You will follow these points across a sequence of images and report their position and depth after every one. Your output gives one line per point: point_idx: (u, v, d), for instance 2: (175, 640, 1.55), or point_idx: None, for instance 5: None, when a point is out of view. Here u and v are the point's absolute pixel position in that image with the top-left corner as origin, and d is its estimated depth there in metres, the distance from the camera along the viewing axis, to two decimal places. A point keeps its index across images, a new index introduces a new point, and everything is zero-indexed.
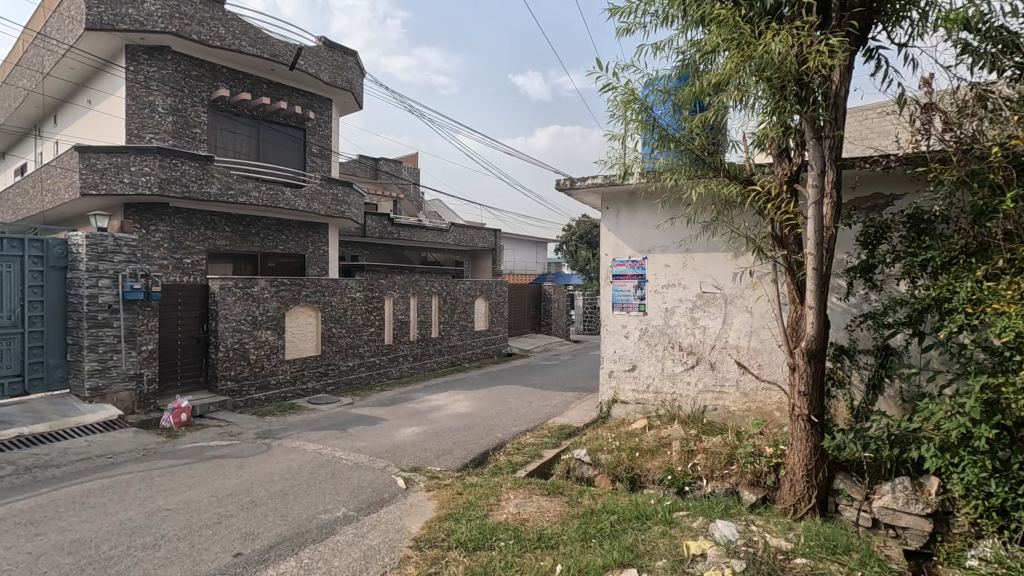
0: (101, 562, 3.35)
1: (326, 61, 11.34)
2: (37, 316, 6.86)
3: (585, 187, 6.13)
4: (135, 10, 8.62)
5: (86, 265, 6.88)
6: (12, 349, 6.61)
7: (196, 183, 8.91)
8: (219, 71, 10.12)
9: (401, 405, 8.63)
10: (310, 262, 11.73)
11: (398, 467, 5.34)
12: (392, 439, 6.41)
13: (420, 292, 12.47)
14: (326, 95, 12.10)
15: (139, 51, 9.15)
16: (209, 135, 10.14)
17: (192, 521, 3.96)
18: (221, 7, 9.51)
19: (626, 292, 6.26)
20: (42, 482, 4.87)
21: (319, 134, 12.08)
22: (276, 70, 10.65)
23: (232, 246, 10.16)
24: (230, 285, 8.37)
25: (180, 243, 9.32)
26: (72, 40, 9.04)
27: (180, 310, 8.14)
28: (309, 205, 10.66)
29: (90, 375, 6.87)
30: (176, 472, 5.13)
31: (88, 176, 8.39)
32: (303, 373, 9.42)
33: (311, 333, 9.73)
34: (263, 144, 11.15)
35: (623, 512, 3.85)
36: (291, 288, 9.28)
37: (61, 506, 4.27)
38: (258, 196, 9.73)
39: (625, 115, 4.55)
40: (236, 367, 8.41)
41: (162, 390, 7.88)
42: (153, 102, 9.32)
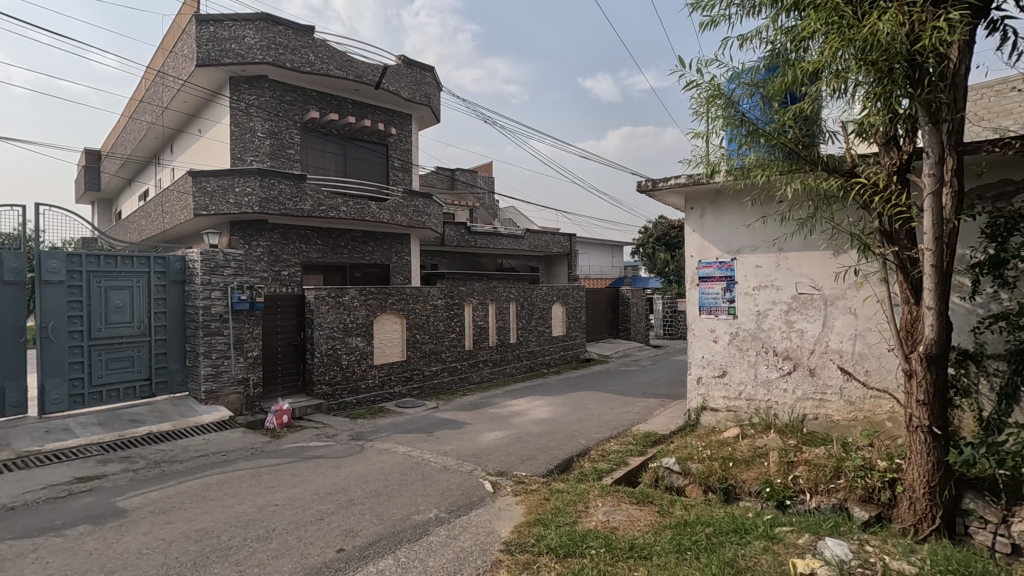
0: (222, 550, 3.65)
1: (406, 78, 11.80)
2: (161, 325, 7.62)
3: (668, 187, 5.97)
4: (238, 45, 9.46)
5: (201, 279, 7.61)
6: (141, 355, 7.40)
7: (292, 201, 9.58)
8: (309, 94, 10.84)
9: (484, 410, 8.77)
10: (393, 271, 12.20)
11: (485, 470, 5.44)
12: (477, 443, 6.53)
13: (499, 298, 12.66)
14: (406, 111, 12.60)
15: (241, 82, 10.02)
16: (302, 155, 10.88)
17: (298, 516, 4.23)
18: (311, 35, 10.17)
19: (713, 295, 6.02)
20: (169, 475, 5.40)
21: (401, 148, 12.57)
22: (360, 90, 11.23)
23: (324, 258, 10.79)
24: (324, 295, 8.90)
25: (278, 257, 10.05)
26: (185, 75, 10.04)
27: (281, 318, 8.74)
28: (393, 217, 11.14)
29: (205, 378, 7.58)
30: (281, 470, 5.50)
31: (201, 198, 9.24)
32: (390, 378, 9.84)
33: (397, 339, 10.13)
34: (350, 160, 11.78)
35: (719, 525, 3.69)
36: (378, 297, 9.73)
37: (186, 498, 4.71)
38: (346, 210, 10.29)
39: (709, 113, 4.40)
40: (330, 372, 8.90)
41: (266, 393, 8.50)
42: (254, 127, 10.15)
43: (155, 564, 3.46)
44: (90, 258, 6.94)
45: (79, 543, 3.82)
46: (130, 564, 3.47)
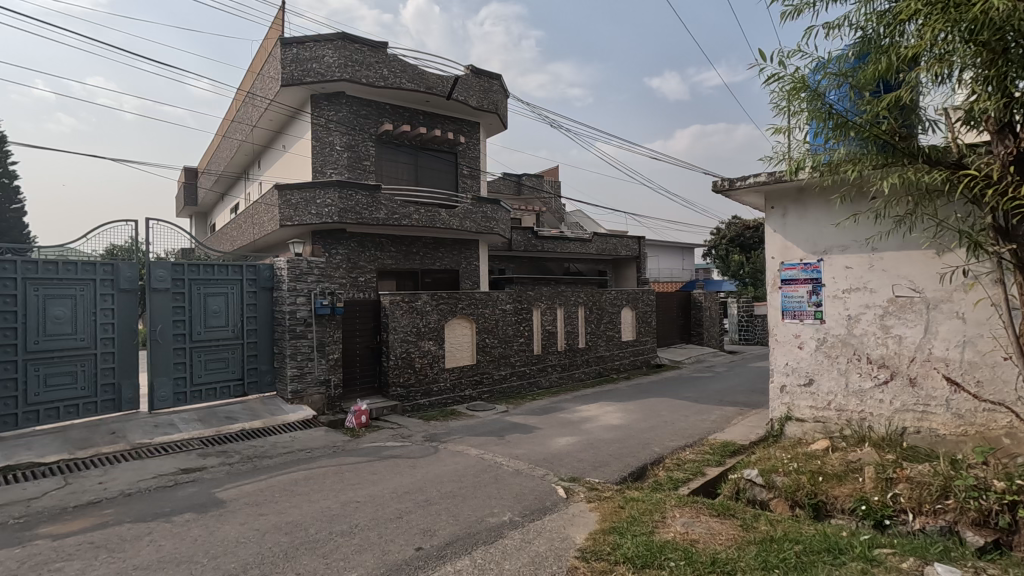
0: (310, 543, 3.85)
1: (475, 87, 12.02)
2: (252, 329, 8.18)
3: (746, 186, 5.73)
4: (318, 64, 10.04)
5: (288, 285, 8.12)
6: (236, 357, 7.98)
7: (368, 210, 10.01)
8: (383, 108, 11.30)
9: (553, 415, 8.74)
10: (463, 276, 12.44)
11: (557, 476, 5.42)
12: (548, 448, 6.52)
13: (567, 303, 12.60)
14: (474, 119, 12.83)
15: (321, 99, 10.61)
16: (377, 166, 11.35)
17: (379, 513, 4.39)
18: (384, 51, 10.60)
19: (797, 299, 5.71)
20: (261, 470, 5.78)
21: (469, 156, 12.82)
22: (431, 101, 11.56)
23: (397, 264, 11.18)
24: (398, 300, 9.21)
25: (355, 264, 10.53)
26: (272, 96, 10.75)
27: (358, 323, 9.14)
28: (462, 223, 11.38)
29: (291, 379, 8.06)
30: (361, 469, 5.74)
31: (286, 210, 9.84)
32: (461, 381, 10.03)
33: (468, 343, 10.31)
34: (421, 169, 12.15)
35: (810, 543, 3.47)
36: (449, 301, 9.96)
37: (277, 492, 5.01)
38: (418, 218, 10.61)
39: (792, 107, 4.19)
40: (404, 375, 9.20)
41: (346, 394, 8.90)
42: (333, 141, 10.69)
43: (251, 553, 3.70)
44: (191, 267, 7.57)
45: (185, 529, 4.15)
46: (230, 551, 3.73)
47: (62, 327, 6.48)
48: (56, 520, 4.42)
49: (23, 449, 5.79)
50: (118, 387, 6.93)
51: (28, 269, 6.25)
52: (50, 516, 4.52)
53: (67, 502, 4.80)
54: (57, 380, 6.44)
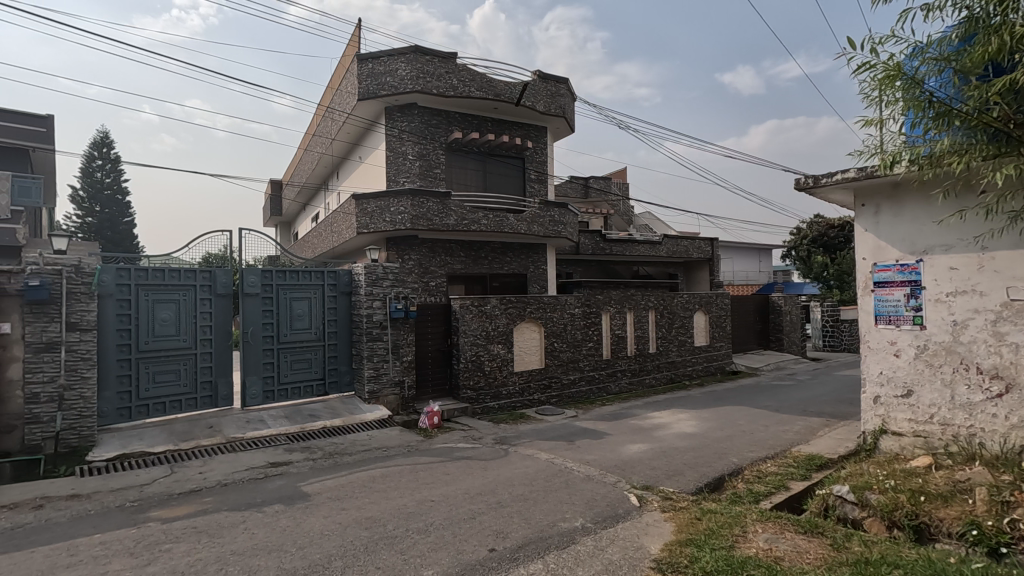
0: (389, 538, 3.99)
1: (542, 92, 12.05)
2: (332, 331, 8.62)
3: (833, 183, 5.41)
4: (392, 78, 10.46)
5: (365, 290, 8.50)
6: (318, 358, 8.43)
7: (438, 217, 10.29)
8: (453, 117, 11.59)
9: (624, 421, 8.58)
10: (531, 281, 12.48)
11: (630, 483, 5.32)
12: (620, 455, 6.41)
13: (637, 307, 12.34)
14: (542, 124, 12.86)
15: (394, 111, 11.04)
16: (447, 173, 11.65)
17: (453, 513, 4.48)
18: (454, 61, 10.86)
19: (893, 303, 5.32)
20: (341, 466, 6.07)
21: (537, 160, 12.87)
22: (499, 108, 11.72)
23: (467, 269, 11.40)
24: (468, 304, 9.39)
25: (427, 269, 10.84)
26: (349, 110, 11.30)
27: (430, 326, 9.39)
28: (530, 228, 11.44)
29: (368, 380, 8.40)
30: (435, 469, 5.88)
31: (363, 218, 10.29)
32: (530, 385, 10.07)
33: (536, 347, 10.35)
34: (490, 175, 12.33)
35: (911, 568, 3.20)
36: (518, 305, 10.04)
37: (357, 488, 5.24)
38: (487, 223, 10.78)
39: (886, 97, 3.90)
40: (474, 378, 9.36)
41: (419, 395, 9.18)
42: (406, 151, 11.08)
43: (334, 545, 3.89)
44: (278, 274, 8.09)
45: (274, 519, 4.43)
46: (315, 542, 3.94)
47: (167, 329, 7.11)
48: (164, 505, 4.85)
49: (136, 439, 6.40)
50: (216, 384, 7.51)
51: (139, 275, 6.91)
52: (158, 501, 4.96)
53: (173, 489, 5.26)
54: (163, 377, 7.06)
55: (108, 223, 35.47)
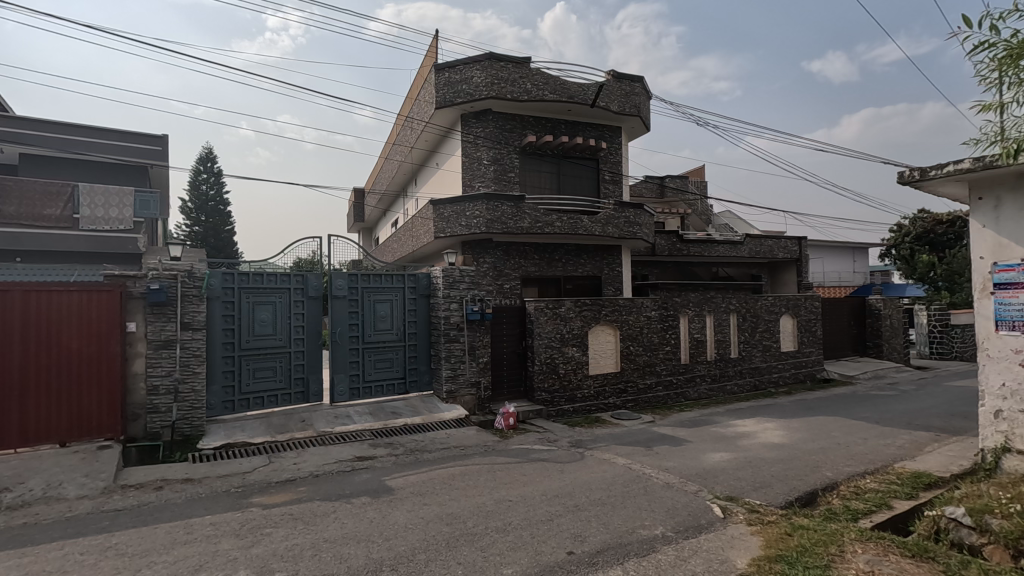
0: (469, 535, 4.09)
1: (617, 91, 11.87)
2: (412, 332, 8.95)
3: (943, 176, 4.96)
4: (468, 85, 10.73)
5: (443, 292, 8.77)
6: (399, 358, 8.78)
7: (513, 220, 10.42)
8: (526, 121, 11.70)
9: (705, 429, 8.26)
10: (605, 283, 12.31)
11: (712, 493, 5.12)
12: (701, 463, 6.18)
13: (717, 310, 11.86)
14: (616, 124, 12.67)
15: (470, 118, 11.30)
16: (521, 177, 11.76)
17: (531, 514, 4.52)
18: (527, 66, 10.97)
19: (1017, 306, 4.78)
20: (422, 463, 6.28)
21: (611, 161, 12.70)
22: (572, 110, 11.68)
23: (541, 271, 11.44)
24: (543, 306, 9.42)
25: (501, 272, 10.99)
26: (427, 118, 11.69)
27: (505, 328, 9.53)
28: (604, 229, 11.31)
29: (446, 380, 8.65)
30: (512, 469, 5.96)
31: (440, 222, 10.63)
32: (605, 389, 9.94)
33: (611, 350, 10.20)
34: (564, 177, 12.31)
35: None
36: (593, 308, 9.95)
37: (438, 484, 5.41)
38: (561, 225, 10.77)
39: (1007, 78, 3.51)
40: (549, 380, 9.37)
41: (494, 396, 9.32)
42: (481, 156, 11.30)
43: (418, 538, 4.04)
44: (363, 277, 8.52)
45: (362, 511, 4.67)
46: (400, 534, 4.11)
47: (265, 328, 7.67)
48: (264, 492, 5.24)
49: (239, 430, 6.96)
50: (307, 381, 8.02)
51: (241, 279, 7.52)
52: (259, 488, 5.37)
53: (271, 478, 5.67)
54: (262, 373, 7.62)
55: (212, 231, 38.74)
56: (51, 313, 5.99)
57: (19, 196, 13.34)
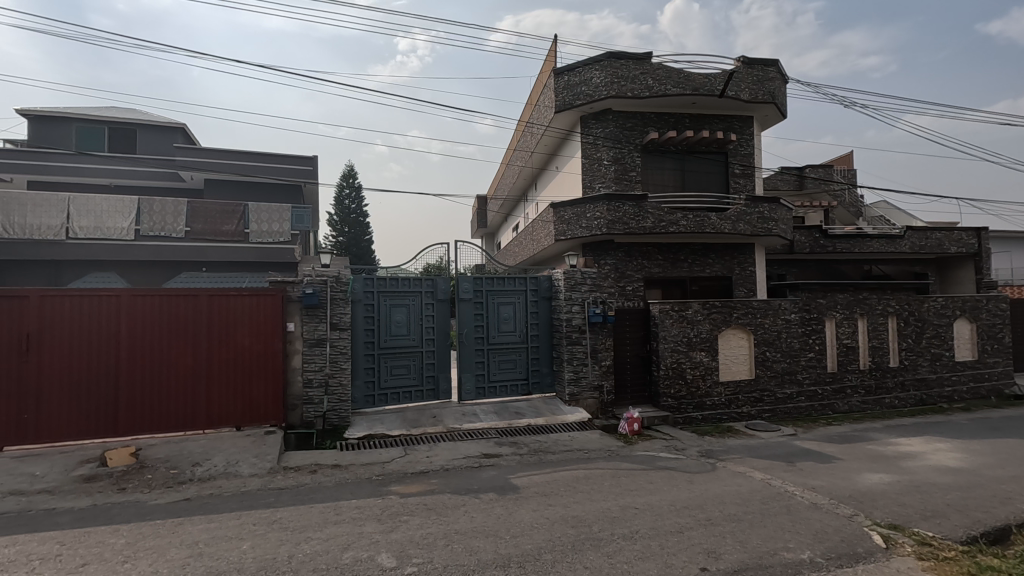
0: (594, 540, 4.03)
1: (747, 79, 11.06)
2: (534, 334, 9.08)
3: None
4: (588, 87, 10.71)
5: (564, 295, 8.80)
6: (522, 359, 8.96)
7: (634, 220, 10.17)
8: (648, 118, 11.36)
9: (859, 446, 7.38)
10: (737, 283, 11.50)
11: (870, 519, 4.55)
12: (855, 484, 5.52)
13: (871, 313, 10.54)
14: (747, 114, 11.81)
15: (589, 119, 11.24)
16: (643, 176, 11.43)
17: (659, 524, 4.35)
18: (648, 61, 10.65)
19: None
20: (546, 463, 6.34)
21: (741, 153, 11.85)
22: (698, 102, 11.11)
23: (665, 272, 10.99)
24: (668, 309, 9.04)
25: (623, 273, 10.73)
26: (547, 122, 11.84)
27: (628, 331, 9.32)
28: (734, 226, 10.60)
29: (568, 383, 8.64)
30: (637, 475, 5.79)
31: (560, 225, 10.74)
32: (738, 397, 9.30)
33: (744, 356, 9.52)
34: (689, 174, 11.76)
35: None
36: (723, 311, 9.34)
37: (562, 486, 5.41)
38: (687, 224, 10.30)
39: None
40: (675, 386, 8.97)
41: (617, 400, 9.15)
42: (601, 156, 11.16)
43: (543, 538, 4.07)
44: (487, 280, 8.82)
45: (490, 506, 4.82)
46: (526, 533, 4.18)
47: (401, 329, 8.25)
48: (401, 481, 5.64)
49: (379, 422, 7.56)
50: (437, 379, 8.49)
51: (380, 284, 8.16)
52: (397, 477, 5.78)
53: (407, 469, 6.07)
54: (398, 371, 8.21)
55: (353, 241, 42.66)
56: (229, 315, 6.97)
57: (204, 216, 15.74)
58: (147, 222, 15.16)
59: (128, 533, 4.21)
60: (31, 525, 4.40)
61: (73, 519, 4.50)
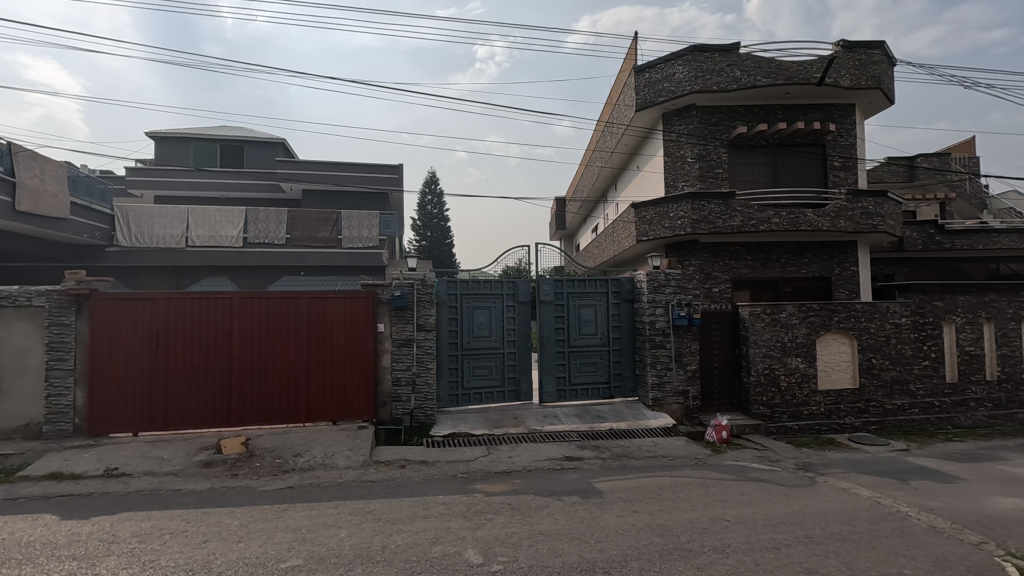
0: (683, 551, 3.90)
1: (849, 64, 10.26)
2: (616, 337, 8.93)
3: None
4: (670, 83, 10.42)
5: (647, 297, 8.60)
6: (603, 362, 8.85)
7: (721, 219, 9.74)
8: (735, 111, 10.84)
9: (985, 465, 6.61)
10: (837, 284, 10.69)
11: (1002, 548, 4.06)
12: (982, 508, 4.95)
13: (999, 316, 9.42)
14: (848, 101, 10.95)
15: (672, 116, 10.92)
16: (730, 172, 10.93)
17: (754, 538, 4.12)
18: (736, 52, 10.16)
19: None
20: (630, 469, 6.21)
21: (842, 144, 10.99)
22: (791, 92, 10.46)
23: (755, 273, 10.42)
24: (759, 311, 8.57)
25: (709, 274, 10.28)
26: (627, 121, 11.63)
27: (716, 335, 8.94)
28: (833, 223, 9.88)
29: (652, 387, 8.43)
30: (728, 486, 5.53)
31: (642, 225, 10.53)
32: (839, 407, 8.65)
33: (847, 363, 8.82)
34: (781, 168, 11.10)
35: None
36: (821, 314, 8.72)
37: (647, 493, 5.29)
38: (779, 222, 9.72)
39: None
40: (768, 393, 8.49)
41: (704, 407, 8.81)
42: (685, 154, 10.78)
43: (629, 545, 3.99)
44: (568, 282, 8.80)
45: (573, 509, 4.80)
46: (611, 538, 4.11)
47: (483, 330, 8.42)
48: (486, 480, 5.75)
49: (462, 422, 7.75)
50: (519, 381, 8.58)
51: (462, 286, 8.39)
52: (481, 475, 5.90)
53: (491, 468, 6.18)
54: (480, 371, 8.39)
55: (435, 245, 44.06)
56: (327, 316, 7.44)
57: (302, 223, 16.91)
58: (254, 231, 16.51)
59: (241, 515, 4.61)
60: (161, 503, 4.94)
61: (195, 500, 4.99)
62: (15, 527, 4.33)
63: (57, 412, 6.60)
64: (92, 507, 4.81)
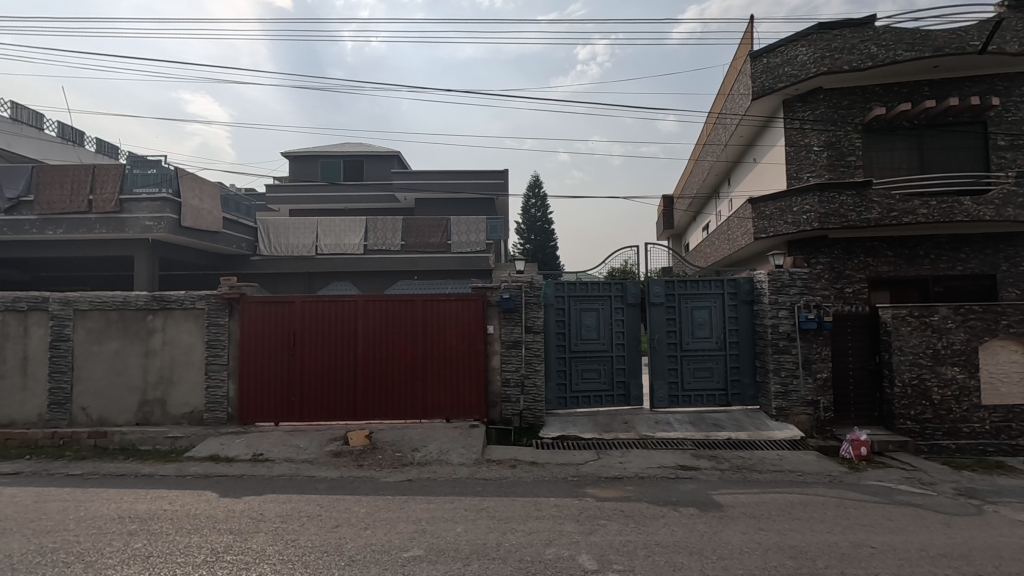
0: None
1: (1016, 26, 8.82)
2: (734, 341, 8.41)
3: None
4: (792, 67, 9.62)
5: (769, 298, 7.98)
6: (720, 367, 8.36)
7: (855, 211, 8.82)
8: (871, 91, 9.76)
9: None
10: (1004, 283, 9.20)
11: None
12: None
13: None
14: (1016, 70, 9.41)
15: (794, 101, 10.06)
16: (865, 160, 9.86)
17: (908, 571, 3.65)
18: (870, 26, 9.16)
19: None
20: (753, 482, 5.79)
21: (1008, 120, 9.45)
22: (941, 65, 9.21)
23: (897, 271, 9.30)
24: (904, 314, 7.61)
25: (841, 273, 9.33)
26: (742, 111, 10.91)
27: (851, 341, 8.09)
28: (998, 212, 8.54)
29: (776, 396, 7.83)
30: (870, 509, 4.96)
31: (760, 222, 9.83)
32: (1010, 426, 7.45)
33: (1019, 375, 7.58)
34: (929, 153, 9.82)
35: None
36: (985, 317, 7.55)
37: (773, 510, 4.89)
38: (928, 212, 8.60)
39: None
40: (916, 407, 7.52)
41: (838, 419, 8.01)
42: (810, 142, 9.86)
43: (756, 565, 3.72)
44: (679, 283, 8.43)
45: (692, 522, 4.57)
46: (736, 556, 3.85)
47: (591, 333, 8.32)
48: (597, 485, 5.64)
49: (572, 425, 7.72)
50: (628, 385, 8.36)
51: (570, 288, 8.35)
52: (592, 479, 5.83)
53: (601, 473, 6.08)
54: (588, 374, 8.30)
55: (539, 248, 44.49)
56: (440, 318, 7.76)
57: (415, 231, 17.86)
58: (373, 239, 17.72)
59: (366, 503, 4.95)
60: (299, 488, 5.43)
61: (328, 487, 5.44)
62: (184, 501, 4.98)
63: (215, 401, 7.53)
64: (244, 487, 5.42)
